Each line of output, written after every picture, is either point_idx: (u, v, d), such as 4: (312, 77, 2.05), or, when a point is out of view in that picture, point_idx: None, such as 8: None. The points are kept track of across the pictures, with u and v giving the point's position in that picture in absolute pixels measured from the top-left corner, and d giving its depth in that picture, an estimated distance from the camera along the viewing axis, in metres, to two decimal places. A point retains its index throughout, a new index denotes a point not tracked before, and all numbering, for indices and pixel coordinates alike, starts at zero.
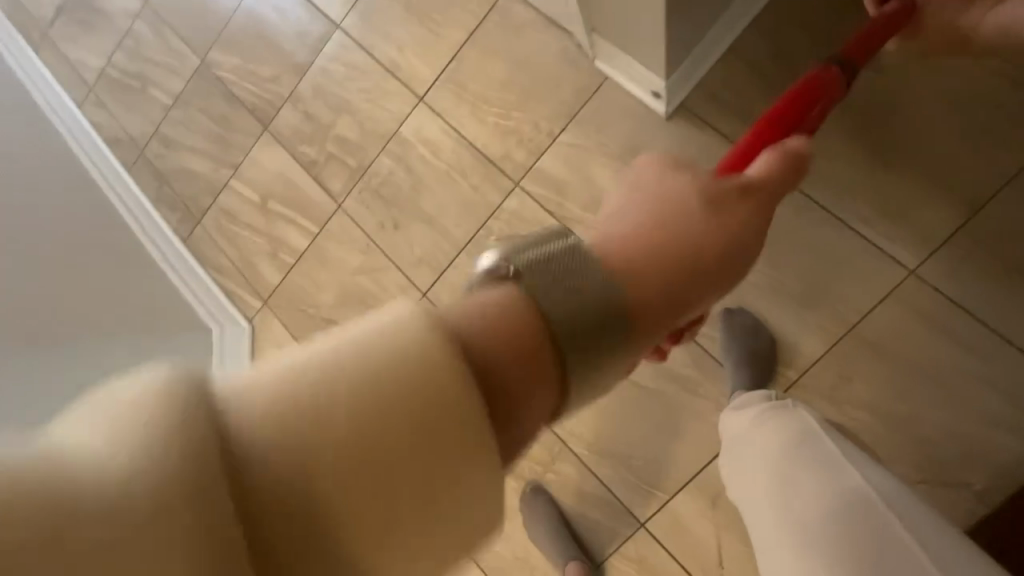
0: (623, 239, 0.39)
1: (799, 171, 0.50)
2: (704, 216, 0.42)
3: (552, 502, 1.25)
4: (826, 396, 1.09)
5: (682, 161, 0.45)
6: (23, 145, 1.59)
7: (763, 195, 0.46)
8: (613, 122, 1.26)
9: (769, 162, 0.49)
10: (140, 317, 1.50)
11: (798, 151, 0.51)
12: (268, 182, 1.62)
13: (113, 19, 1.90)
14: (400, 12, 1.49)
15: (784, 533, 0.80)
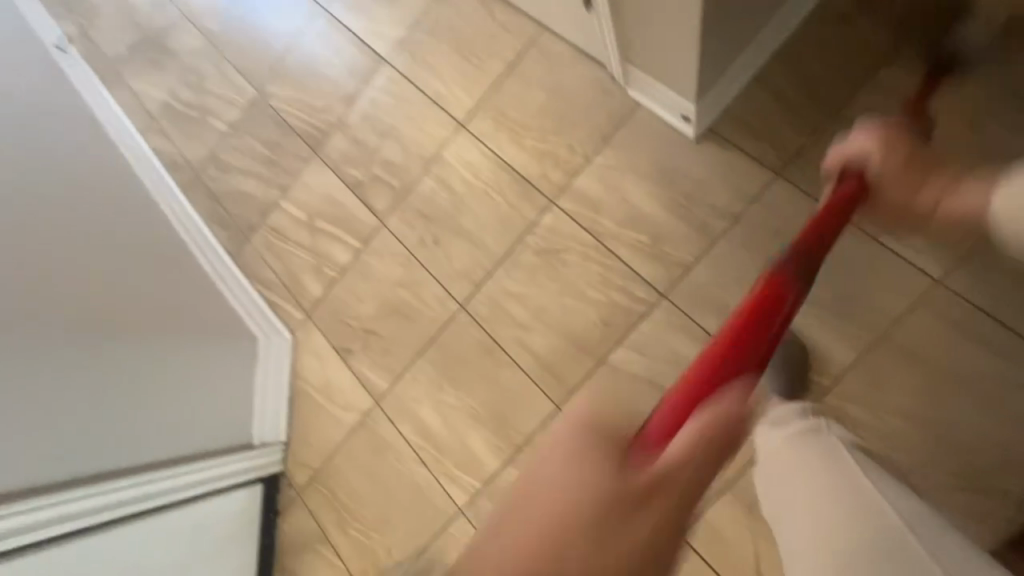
0: (520, 547, 0.34)
1: (734, 439, 0.41)
2: (604, 538, 0.36)
3: None
4: (860, 402, 1.11)
5: (579, 436, 0.39)
6: (95, 165, 1.73)
7: (673, 488, 0.38)
8: (644, 145, 1.35)
9: (693, 429, 0.40)
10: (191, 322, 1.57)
11: (733, 413, 0.42)
12: (315, 202, 1.74)
13: (180, 57, 2.09)
14: (445, 49, 1.63)
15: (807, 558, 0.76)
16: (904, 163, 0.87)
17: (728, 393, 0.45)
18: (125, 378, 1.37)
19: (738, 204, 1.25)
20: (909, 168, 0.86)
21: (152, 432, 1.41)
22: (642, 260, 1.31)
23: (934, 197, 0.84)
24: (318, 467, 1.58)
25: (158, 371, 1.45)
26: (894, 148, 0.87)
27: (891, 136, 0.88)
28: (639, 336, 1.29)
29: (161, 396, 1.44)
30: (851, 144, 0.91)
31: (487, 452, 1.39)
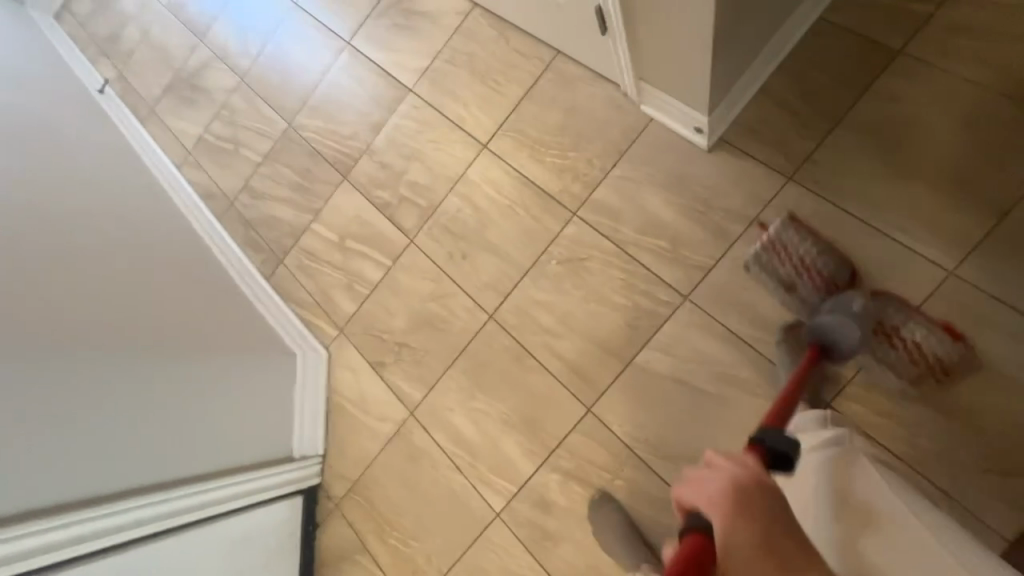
0: None
1: None
2: None
3: (621, 507, 1.31)
4: (881, 391, 1.16)
5: None
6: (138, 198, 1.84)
7: None
8: (659, 156, 1.43)
9: None
10: (232, 341, 1.64)
11: None
12: (345, 224, 1.83)
13: (213, 94, 2.23)
14: (465, 76, 1.74)
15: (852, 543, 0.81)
16: (762, 543, 0.61)
17: None
18: (183, 395, 1.43)
19: (752, 207, 1.32)
20: (771, 557, 0.61)
21: (207, 446, 1.46)
22: (663, 264, 1.38)
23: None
24: (355, 478, 1.63)
25: (211, 388, 1.50)
26: (752, 520, 0.62)
27: (745, 499, 0.64)
28: (664, 337, 1.35)
29: (213, 412, 1.49)
30: (711, 484, 0.66)
31: (520, 456, 1.44)
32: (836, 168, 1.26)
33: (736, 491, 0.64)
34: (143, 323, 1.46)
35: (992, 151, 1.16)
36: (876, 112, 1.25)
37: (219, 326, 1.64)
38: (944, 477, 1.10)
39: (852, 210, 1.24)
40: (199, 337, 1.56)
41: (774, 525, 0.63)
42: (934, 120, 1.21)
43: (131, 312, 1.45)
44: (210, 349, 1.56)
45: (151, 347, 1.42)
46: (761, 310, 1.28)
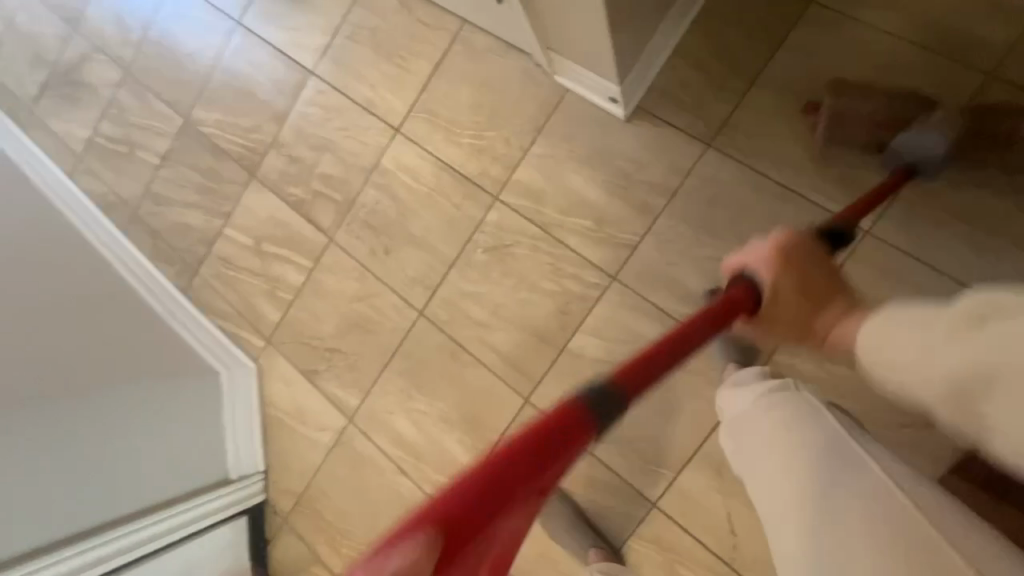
0: None
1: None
2: None
3: (566, 495, 1.30)
4: (807, 357, 1.16)
5: None
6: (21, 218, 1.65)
7: None
8: (578, 130, 1.35)
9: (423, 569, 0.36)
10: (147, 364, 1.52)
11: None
12: (260, 226, 1.70)
13: (97, 90, 2.00)
14: (369, 53, 1.59)
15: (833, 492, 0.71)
16: (796, 286, 0.67)
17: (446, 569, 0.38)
18: (96, 432, 1.35)
19: (674, 178, 1.27)
20: (805, 285, 0.67)
21: (133, 482, 1.39)
22: (590, 245, 1.32)
23: (833, 320, 0.63)
24: (301, 491, 1.58)
25: (133, 417, 1.43)
26: (791, 267, 0.68)
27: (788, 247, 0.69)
28: (596, 320, 1.31)
29: (140, 443, 1.42)
30: (750, 250, 0.71)
31: (464, 452, 1.41)
32: (755, 131, 1.22)
33: (782, 249, 0.69)
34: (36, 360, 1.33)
35: None
36: (791, 70, 1.20)
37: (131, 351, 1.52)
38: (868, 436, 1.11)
39: (772, 174, 1.20)
40: (111, 365, 1.46)
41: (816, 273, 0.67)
42: (849, 72, 1.17)
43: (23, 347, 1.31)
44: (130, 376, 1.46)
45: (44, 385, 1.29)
46: (689, 286, 1.25)
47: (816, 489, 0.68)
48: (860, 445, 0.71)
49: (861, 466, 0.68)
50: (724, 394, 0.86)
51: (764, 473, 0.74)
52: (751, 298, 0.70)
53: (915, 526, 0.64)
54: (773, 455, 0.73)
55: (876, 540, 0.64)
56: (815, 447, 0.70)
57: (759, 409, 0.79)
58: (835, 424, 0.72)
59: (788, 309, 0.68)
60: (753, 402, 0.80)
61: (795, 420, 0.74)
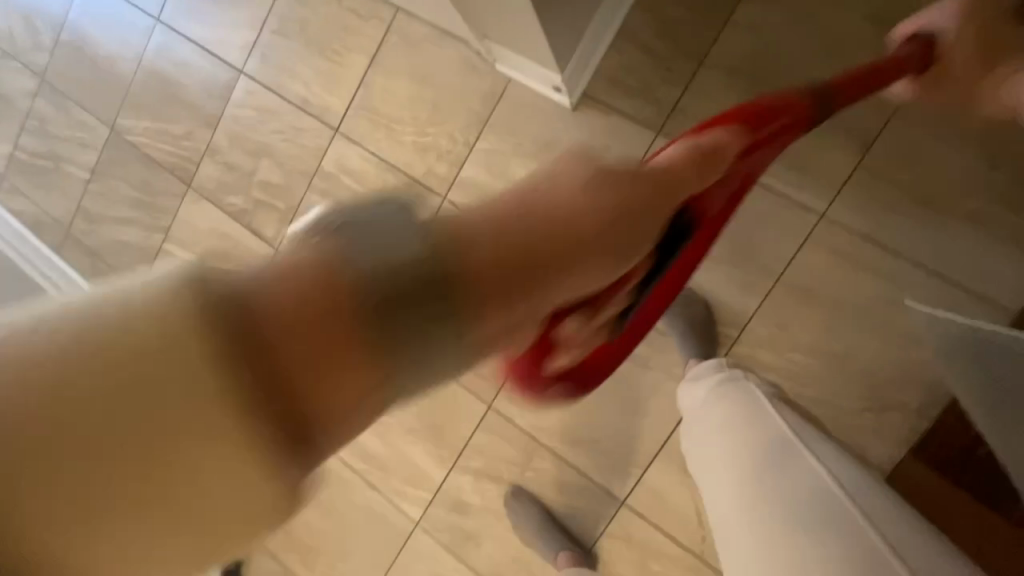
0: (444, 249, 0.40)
1: (704, 164, 0.69)
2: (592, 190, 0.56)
3: (536, 499, 1.28)
4: (767, 346, 1.14)
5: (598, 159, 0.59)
6: None
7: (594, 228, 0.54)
8: (524, 122, 1.28)
9: (682, 155, 0.68)
10: None
11: (708, 148, 0.70)
12: (201, 239, 1.60)
13: (12, 101, 1.85)
14: (299, 48, 1.49)
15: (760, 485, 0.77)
16: (975, 45, 0.88)
17: (714, 135, 0.72)
18: None
19: None
20: (980, 50, 0.88)
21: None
22: None
23: (1008, 74, 0.87)
24: None
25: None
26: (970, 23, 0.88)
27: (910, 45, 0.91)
28: None
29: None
30: (935, 14, 0.90)
31: (430, 462, 1.38)
32: (705, 114, 1.16)
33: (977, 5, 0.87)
34: None
35: None
36: (740, 47, 1.14)
37: None
38: (830, 422, 1.10)
39: None
40: None
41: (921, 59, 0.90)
42: (798, 48, 1.11)
43: None
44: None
45: None
46: None
47: (751, 469, 0.75)
48: (791, 429, 0.78)
49: (791, 447, 0.76)
50: (684, 389, 0.94)
51: (711, 460, 0.81)
52: (914, 58, 0.90)
53: (835, 503, 0.70)
54: (717, 442, 0.82)
55: (802, 515, 0.69)
56: (751, 433, 0.79)
57: (710, 399, 0.88)
58: (770, 412, 0.81)
59: (952, 57, 0.90)
60: (705, 394, 0.89)
61: (737, 409, 0.83)
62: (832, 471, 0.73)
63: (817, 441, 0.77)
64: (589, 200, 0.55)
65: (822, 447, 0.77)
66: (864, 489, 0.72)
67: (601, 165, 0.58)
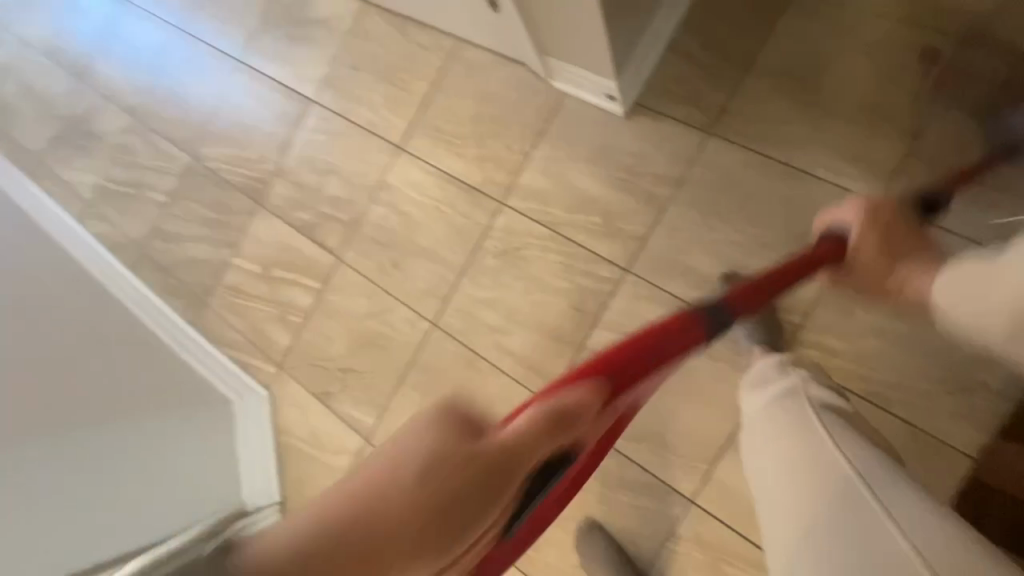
0: None
1: (563, 423, 0.51)
2: (445, 477, 0.39)
3: (610, 538, 1.21)
4: (833, 332, 1.13)
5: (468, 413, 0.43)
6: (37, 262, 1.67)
7: (483, 510, 0.41)
8: (578, 130, 1.37)
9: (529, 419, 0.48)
10: (166, 396, 1.53)
11: (570, 408, 0.53)
12: (268, 253, 1.70)
13: (106, 137, 2.05)
14: (369, 78, 1.65)
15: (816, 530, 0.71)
16: None
17: (574, 390, 0.56)
18: (139, 456, 1.39)
19: (679, 167, 1.28)
20: None
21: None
22: (600, 240, 1.32)
23: None
24: None
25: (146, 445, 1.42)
26: None
27: (875, 212, 0.87)
28: (612, 314, 1.29)
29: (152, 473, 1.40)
30: (842, 214, 0.90)
31: None
32: (755, 115, 1.24)
33: None
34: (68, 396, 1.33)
35: (897, 75, 1.16)
36: (783, 54, 1.23)
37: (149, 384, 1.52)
38: (905, 408, 1.07)
39: (778, 156, 1.21)
40: (135, 400, 1.45)
41: (895, 232, 0.85)
42: (838, 53, 1.20)
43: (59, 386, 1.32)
44: (147, 408, 1.47)
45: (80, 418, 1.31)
46: (707, 271, 1.23)
47: (787, 482, 0.74)
48: (835, 445, 0.73)
49: (832, 464, 0.71)
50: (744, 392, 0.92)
51: (757, 469, 0.81)
52: (833, 255, 0.90)
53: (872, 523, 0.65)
54: (764, 454, 0.80)
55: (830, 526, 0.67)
56: (791, 446, 0.77)
57: (763, 413, 0.85)
58: (816, 429, 0.76)
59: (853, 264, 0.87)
60: (760, 406, 0.86)
61: (785, 422, 0.80)
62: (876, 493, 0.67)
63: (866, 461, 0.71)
64: (452, 475, 0.40)
65: (872, 467, 0.70)
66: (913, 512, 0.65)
67: (462, 425, 0.42)
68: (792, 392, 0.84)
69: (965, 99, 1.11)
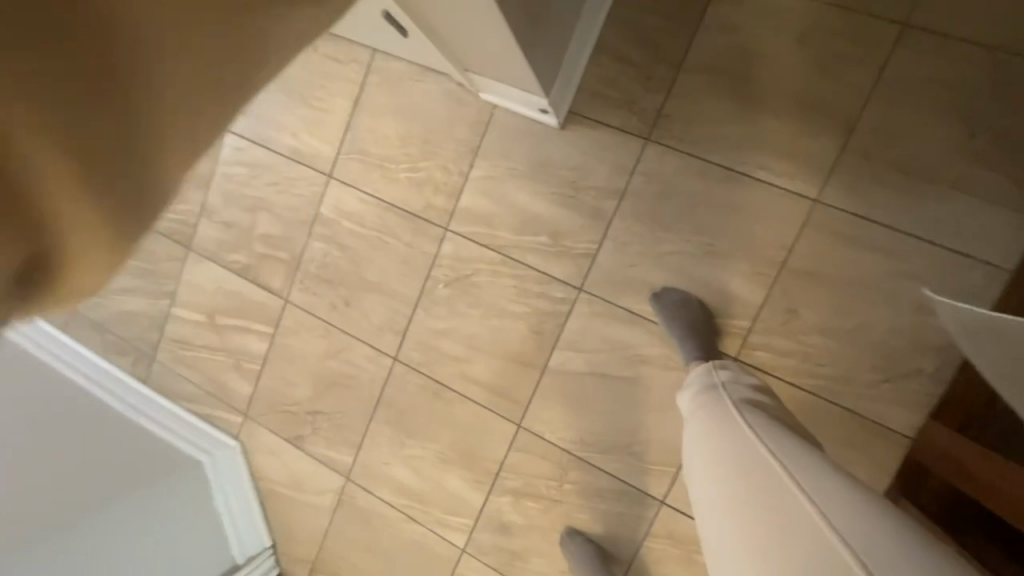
0: None
1: None
2: None
3: (589, 540, 1.28)
4: (779, 333, 1.17)
5: None
6: None
7: None
8: (514, 146, 1.31)
9: None
10: (149, 462, 1.50)
11: None
12: (208, 300, 1.61)
13: None
14: (281, 98, 1.50)
15: (733, 521, 0.70)
16: None
17: None
18: (145, 520, 1.42)
19: (620, 179, 1.25)
20: None
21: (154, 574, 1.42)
22: (550, 261, 1.30)
23: None
24: (315, 558, 1.56)
25: (137, 520, 1.41)
26: None
27: None
28: (571, 334, 1.30)
29: (137, 550, 1.40)
30: None
31: (468, 488, 1.40)
32: (691, 117, 1.20)
33: None
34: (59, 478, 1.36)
35: (830, 63, 1.12)
36: (715, 49, 1.18)
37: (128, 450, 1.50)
38: (850, 398, 1.14)
39: (716, 160, 1.19)
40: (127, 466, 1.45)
41: None
42: (771, 41, 1.14)
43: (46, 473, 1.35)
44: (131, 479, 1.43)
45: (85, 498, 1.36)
46: (657, 284, 1.24)
47: (721, 490, 0.75)
48: (763, 441, 0.74)
49: (758, 461, 0.72)
50: (697, 397, 0.91)
51: (699, 481, 0.81)
52: None
53: (796, 507, 0.65)
54: (704, 466, 0.81)
55: (760, 511, 0.67)
56: (723, 447, 0.78)
57: (691, 414, 0.91)
58: (749, 430, 0.77)
59: None
60: (688, 409, 0.92)
61: (707, 413, 0.86)
62: (805, 488, 0.66)
63: (801, 459, 0.70)
64: None
65: (806, 463, 0.70)
66: (842, 502, 0.63)
67: None
68: (708, 376, 0.92)
69: (897, 84, 1.08)
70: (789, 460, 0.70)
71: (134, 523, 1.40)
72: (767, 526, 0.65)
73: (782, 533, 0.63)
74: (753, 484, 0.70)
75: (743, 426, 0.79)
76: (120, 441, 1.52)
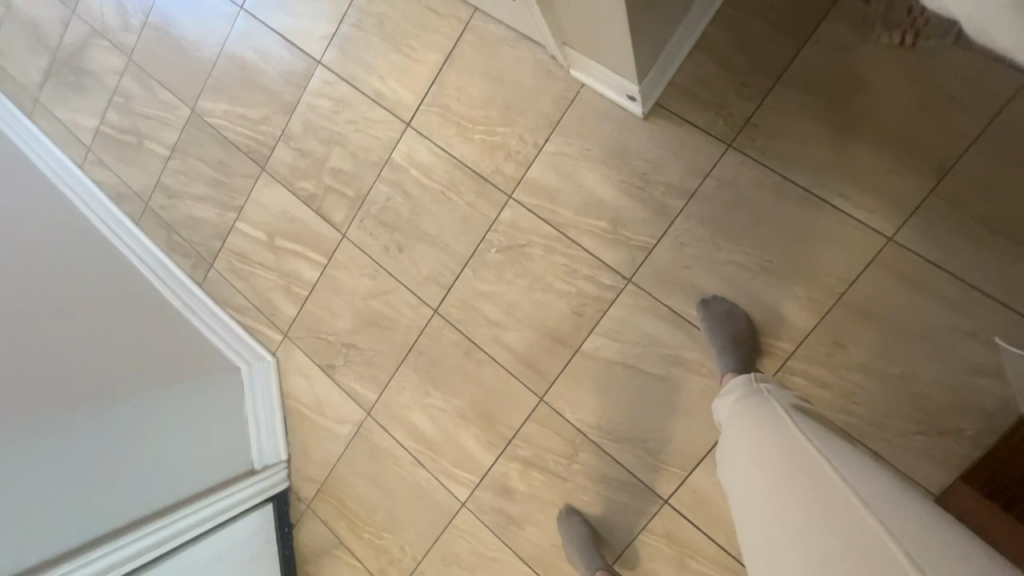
0: None
1: None
2: None
3: (585, 521, 1.32)
4: (821, 363, 1.16)
5: None
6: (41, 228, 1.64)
7: None
8: (593, 128, 1.32)
9: None
10: (193, 362, 1.60)
11: None
12: (271, 221, 1.69)
13: (99, 78, 1.95)
14: (376, 42, 1.54)
15: (770, 512, 0.70)
16: None
17: None
18: (188, 411, 1.50)
19: (693, 179, 1.24)
20: None
21: (188, 462, 1.51)
22: (606, 247, 1.31)
23: None
24: (323, 480, 1.65)
25: (181, 410, 1.49)
26: None
27: None
28: (610, 322, 1.31)
29: (177, 437, 1.48)
30: None
31: (479, 447, 1.45)
32: (779, 132, 1.18)
33: None
34: (116, 357, 1.46)
35: (938, 101, 1.08)
36: (819, 67, 1.15)
37: (174, 348, 1.60)
38: (879, 442, 1.12)
39: (796, 179, 1.17)
40: (173, 361, 1.55)
41: None
42: (880, 69, 1.11)
43: (104, 351, 1.45)
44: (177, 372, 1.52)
45: (137, 377, 1.44)
46: (707, 291, 1.24)
47: (757, 484, 0.74)
48: (806, 440, 0.73)
49: (799, 456, 0.71)
50: (738, 398, 0.90)
51: (734, 478, 0.80)
52: None
53: (841, 502, 0.64)
54: (739, 464, 0.79)
55: (799, 502, 0.67)
56: (762, 444, 0.77)
57: (729, 418, 0.89)
58: (791, 431, 0.76)
59: None
60: (726, 412, 0.91)
61: (747, 414, 0.85)
62: (852, 486, 0.65)
63: (848, 462, 0.69)
64: None
65: (853, 467, 0.68)
66: (890, 503, 0.63)
67: None
68: (749, 383, 0.90)
69: (1005, 136, 1.04)
70: (837, 461, 0.69)
71: (178, 410, 1.48)
72: (807, 517, 0.65)
73: (824, 523, 0.63)
74: (793, 483, 0.69)
75: (786, 426, 0.77)
76: (168, 338, 1.62)
